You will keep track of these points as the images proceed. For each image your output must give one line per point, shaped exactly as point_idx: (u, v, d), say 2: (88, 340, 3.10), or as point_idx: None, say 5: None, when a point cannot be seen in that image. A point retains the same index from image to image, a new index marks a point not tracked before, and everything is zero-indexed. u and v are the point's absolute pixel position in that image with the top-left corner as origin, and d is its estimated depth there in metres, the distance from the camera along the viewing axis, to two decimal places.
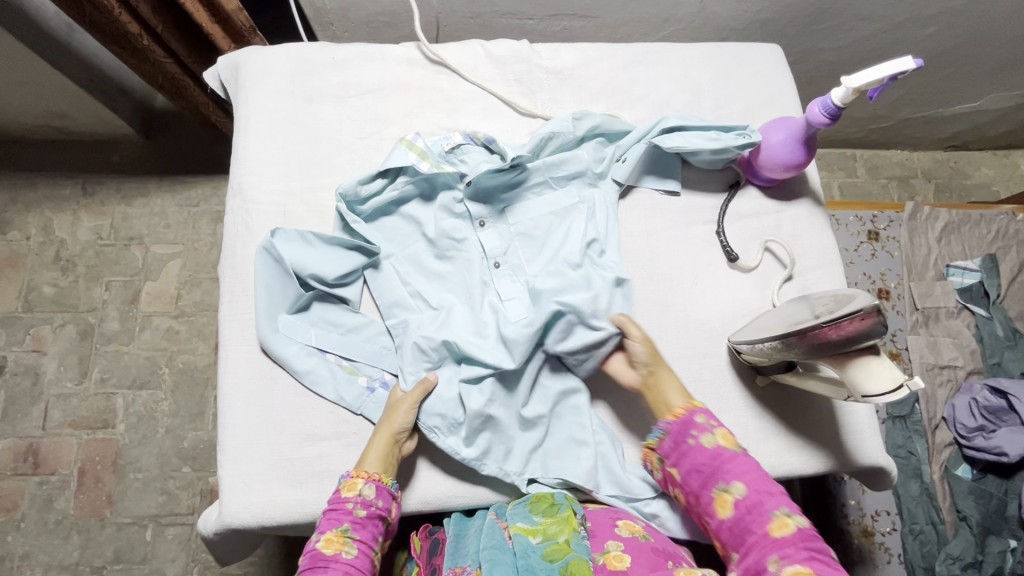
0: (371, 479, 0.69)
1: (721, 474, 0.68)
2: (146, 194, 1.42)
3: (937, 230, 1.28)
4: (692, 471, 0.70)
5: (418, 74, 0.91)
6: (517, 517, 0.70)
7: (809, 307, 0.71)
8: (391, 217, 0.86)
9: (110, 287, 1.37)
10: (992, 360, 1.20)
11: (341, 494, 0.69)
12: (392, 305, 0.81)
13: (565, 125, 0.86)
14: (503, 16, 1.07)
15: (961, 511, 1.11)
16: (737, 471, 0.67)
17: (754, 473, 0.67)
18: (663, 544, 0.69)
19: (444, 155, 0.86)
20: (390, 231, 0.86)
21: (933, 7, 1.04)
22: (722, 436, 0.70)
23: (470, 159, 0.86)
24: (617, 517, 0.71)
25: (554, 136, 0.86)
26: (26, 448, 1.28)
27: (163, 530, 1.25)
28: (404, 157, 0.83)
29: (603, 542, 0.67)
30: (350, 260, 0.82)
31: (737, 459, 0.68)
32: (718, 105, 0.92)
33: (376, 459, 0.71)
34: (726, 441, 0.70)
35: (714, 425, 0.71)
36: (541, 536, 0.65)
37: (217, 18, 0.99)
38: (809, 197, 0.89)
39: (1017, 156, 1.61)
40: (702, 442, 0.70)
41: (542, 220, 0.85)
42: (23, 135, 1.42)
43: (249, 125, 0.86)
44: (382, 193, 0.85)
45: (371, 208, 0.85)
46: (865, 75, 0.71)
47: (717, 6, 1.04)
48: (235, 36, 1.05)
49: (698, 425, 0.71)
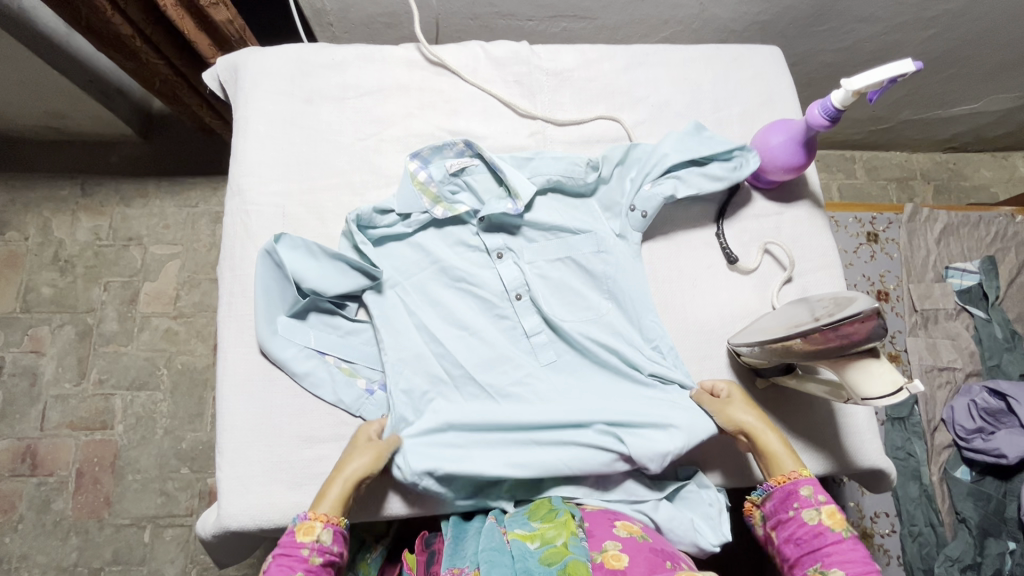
0: (328, 524, 0.67)
1: (821, 555, 0.65)
2: (145, 194, 1.42)
3: (936, 231, 1.28)
4: (790, 541, 0.68)
5: (418, 76, 0.91)
6: (515, 524, 0.70)
7: (809, 310, 0.70)
8: (401, 246, 0.85)
9: (108, 288, 1.37)
10: (991, 362, 1.20)
11: (295, 538, 0.66)
12: (403, 337, 0.80)
13: (578, 170, 0.85)
14: (503, 17, 1.07)
15: (960, 513, 1.11)
16: (839, 556, 0.64)
17: (861, 563, 0.63)
18: (663, 545, 0.68)
19: (448, 176, 0.85)
20: (400, 260, 0.84)
21: (932, 9, 1.04)
22: (829, 514, 0.67)
23: (475, 183, 0.86)
24: (616, 519, 0.71)
25: (564, 180, 0.86)
26: (24, 448, 1.28)
27: (161, 531, 1.25)
28: (418, 201, 0.83)
29: (601, 542, 0.66)
30: (353, 282, 0.81)
31: (842, 543, 0.64)
32: (718, 107, 0.92)
33: (335, 502, 0.68)
34: (834, 521, 0.66)
35: (822, 500, 0.67)
36: (539, 540, 0.65)
37: (204, 23, 0.99)
38: (808, 199, 0.89)
39: (1016, 158, 1.62)
40: (803, 517, 0.68)
41: (557, 256, 0.85)
42: (22, 135, 1.41)
43: (249, 126, 0.86)
44: (394, 229, 0.84)
45: (380, 236, 0.84)
46: (865, 78, 0.71)
47: (717, 7, 1.04)
48: (223, 44, 1.05)
49: (802, 499, 0.68)
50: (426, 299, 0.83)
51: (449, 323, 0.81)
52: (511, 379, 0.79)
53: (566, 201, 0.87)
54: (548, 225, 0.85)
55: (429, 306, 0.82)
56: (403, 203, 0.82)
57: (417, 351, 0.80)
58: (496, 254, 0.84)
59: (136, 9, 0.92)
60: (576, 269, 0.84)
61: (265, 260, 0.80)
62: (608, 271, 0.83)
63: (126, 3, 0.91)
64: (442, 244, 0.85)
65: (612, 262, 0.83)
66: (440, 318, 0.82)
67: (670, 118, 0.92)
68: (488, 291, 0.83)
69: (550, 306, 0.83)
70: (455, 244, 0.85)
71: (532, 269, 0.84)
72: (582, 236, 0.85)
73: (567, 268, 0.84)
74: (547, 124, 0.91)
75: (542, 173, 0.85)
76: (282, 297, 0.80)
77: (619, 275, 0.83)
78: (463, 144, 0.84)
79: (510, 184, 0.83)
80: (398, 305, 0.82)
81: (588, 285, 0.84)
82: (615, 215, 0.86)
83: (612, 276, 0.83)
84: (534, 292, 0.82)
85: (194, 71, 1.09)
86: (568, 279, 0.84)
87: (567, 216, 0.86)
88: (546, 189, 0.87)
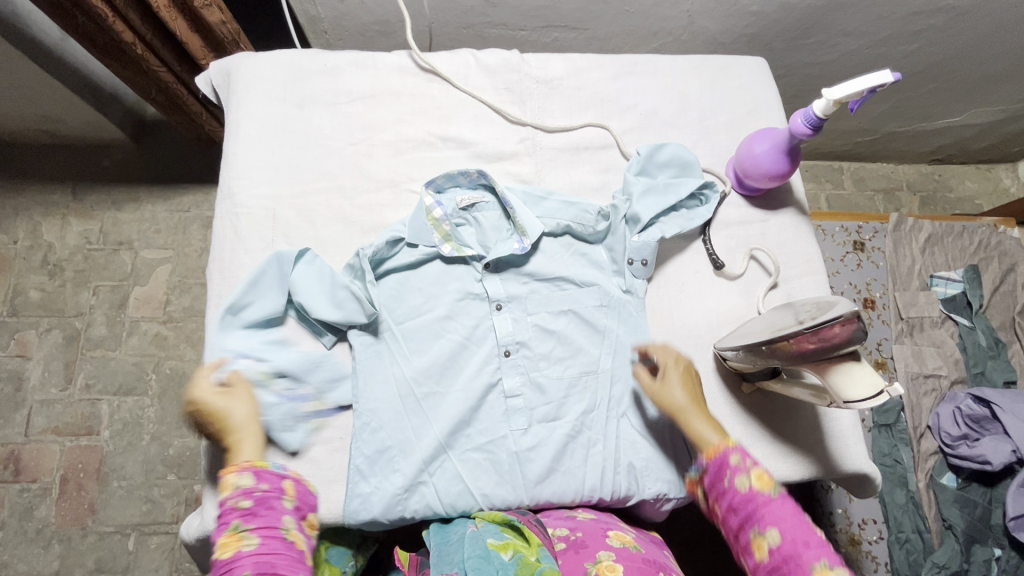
0: (244, 469, 0.66)
1: (756, 518, 0.62)
2: (136, 199, 1.42)
3: (921, 240, 1.31)
4: (729, 511, 0.65)
5: (410, 82, 0.92)
6: (487, 534, 0.67)
7: (793, 314, 0.71)
8: (404, 280, 0.83)
9: (98, 292, 1.36)
10: (975, 370, 1.22)
11: (220, 498, 0.65)
12: (382, 381, 0.78)
13: (589, 213, 0.86)
14: (495, 27, 1.09)
15: (946, 519, 1.12)
16: (772, 516, 0.61)
17: (793, 518, 0.61)
18: (655, 555, 0.66)
19: (458, 210, 0.87)
20: (401, 304, 0.82)
21: (915, 24, 1.07)
22: (758, 477, 0.64)
23: (483, 219, 0.88)
24: (608, 528, 0.69)
25: (576, 222, 0.86)
26: (7, 454, 1.26)
27: (146, 539, 1.23)
28: (429, 236, 0.83)
29: (594, 553, 0.64)
30: (345, 315, 0.78)
31: (773, 503, 0.62)
32: (704, 116, 0.94)
33: (253, 449, 0.69)
34: (762, 483, 0.64)
35: (749, 464, 0.65)
36: (512, 550, 0.63)
37: (197, 25, 0.99)
38: (793, 207, 0.90)
39: (1000, 171, 1.65)
40: (736, 484, 0.65)
41: (558, 316, 0.83)
42: (10, 139, 1.41)
43: (240, 130, 0.87)
44: (399, 258, 0.83)
45: (387, 268, 0.83)
46: (845, 88, 0.72)
47: (706, 20, 1.06)
48: (216, 46, 1.04)
49: (732, 467, 0.66)
50: (413, 344, 0.80)
51: (427, 373, 0.79)
52: (482, 435, 0.78)
53: (576, 248, 0.87)
54: (550, 275, 0.84)
55: (413, 348, 0.80)
56: (413, 234, 0.82)
57: (388, 399, 0.78)
58: (496, 304, 0.82)
59: (136, 14, 0.94)
60: (579, 322, 0.83)
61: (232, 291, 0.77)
62: (612, 328, 0.82)
63: (127, 10, 0.92)
64: (444, 282, 0.84)
65: (615, 318, 0.83)
66: (422, 361, 0.79)
67: (658, 126, 0.93)
68: (479, 340, 0.81)
69: (539, 363, 0.81)
70: (457, 288, 0.83)
71: (531, 318, 0.83)
72: (586, 290, 0.84)
73: (570, 321, 0.83)
74: (537, 131, 0.92)
75: (554, 217, 0.86)
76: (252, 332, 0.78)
77: (620, 334, 0.82)
78: (477, 173, 0.85)
79: (519, 222, 0.84)
80: (383, 347, 0.80)
81: (587, 342, 0.82)
82: (621, 270, 0.86)
83: (614, 331, 0.82)
84: (526, 348, 0.81)
85: (191, 75, 1.11)
86: (568, 332, 0.82)
87: (573, 267, 0.86)
88: (558, 233, 0.87)
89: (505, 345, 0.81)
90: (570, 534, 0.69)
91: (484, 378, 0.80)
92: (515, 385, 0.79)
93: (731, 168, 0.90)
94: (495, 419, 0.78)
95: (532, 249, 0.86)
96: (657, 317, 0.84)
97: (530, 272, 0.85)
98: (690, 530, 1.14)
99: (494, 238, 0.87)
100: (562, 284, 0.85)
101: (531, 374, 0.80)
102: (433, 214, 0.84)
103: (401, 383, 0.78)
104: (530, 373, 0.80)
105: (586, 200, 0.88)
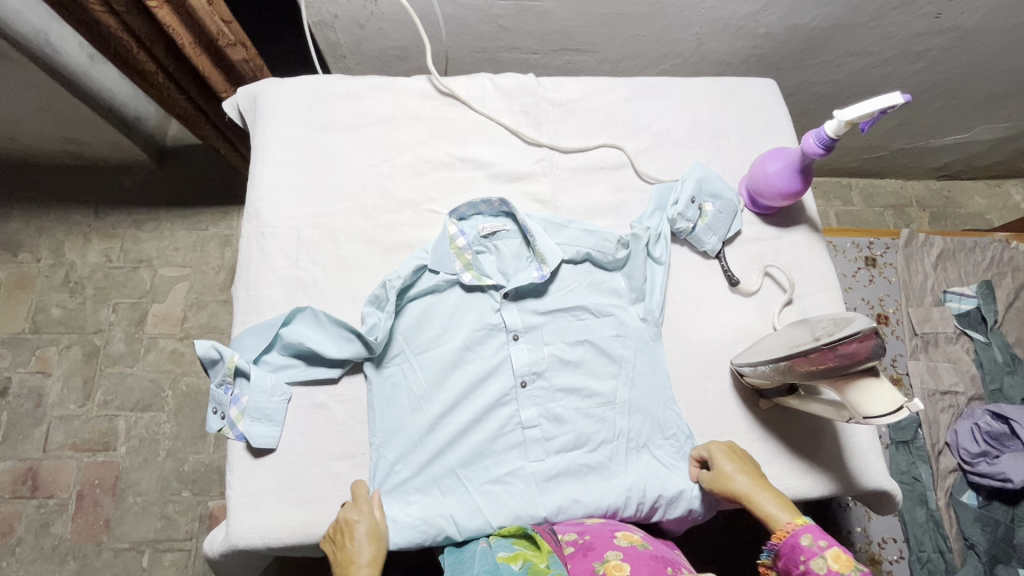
0: None
1: None
2: (157, 219, 1.46)
3: (932, 256, 1.31)
4: None
5: (429, 106, 0.95)
6: (497, 549, 0.68)
7: (810, 330, 0.72)
8: (427, 306, 0.85)
9: (117, 309, 1.39)
10: (992, 386, 1.21)
11: None
12: (400, 410, 0.80)
13: (607, 245, 0.87)
14: (509, 51, 1.12)
15: (968, 539, 1.10)
16: None
17: None
18: (664, 552, 0.66)
19: (480, 237, 0.90)
20: (421, 334, 0.83)
21: (920, 44, 1.09)
22: (835, 558, 0.62)
23: (504, 247, 0.91)
24: (615, 529, 0.70)
25: (593, 252, 0.88)
26: (26, 470, 1.28)
27: (159, 556, 1.23)
28: (451, 264, 0.85)
29: (602, 553, 0.65)
30: (355, 348, 0.79)
31: None
32: (716, 136, 0.96)
33: None
34: (840, 564, 0.61)
35: (823, 546, 0.63)
36: (521, 560, 0.64)
37: (221, 62, 1.01)
38: (807, 224, 0.92)
39: (1009, 186, 1.66)
40: (812, 569, 0.62)
41: (576, 346, 0.84)
42: (36, 160, 1.46)
43: (267, 152, 0.90)
44: (423, 283, 0.85)
45: (411, 296, 0.85)
46: (856, 109, 0.74)
47: (715, 42, 1.09)
48: (237, 79, 1.07)
49: (806, 550, 0.63)
50: (432, 375, 0.81)
51: (446, 405, 0.80)
52: (501, 466, 0.78)
53: (594, 276, 0.88)
54: (566, 304, 0.86)
55: (431, 380, 0.81)
56: (436, 262, 0.84)
57: (408, 430, 0.79)
58: (513, 334, 0.84)
59: (162, 48, 0.96)
60: (596, 352, 0.84)
61: (216, 351, 0.78)
62: (628, 357, 0.83)
63: (152, 42, 0.94)
64: (462, 313, 0.85)
65: (631, 347, 0.84)
66: (441, 394, 0.81)
67: (671, 146, 0.95)
68: (495, 372, 0.83)
69: (556, 395, 0.82)
70: (476, 318, 0.85)
71: (549, 349, 0.84)
72: (602, 319, 0.85)
73: (587, 351, 0.84)
74: (553, 151, 0.94)
75: (574, 246, 0.88)
76: (253, 384, 0.78)
77: (638, 362, 0.83)
78: (499, 202, 0.87)
79: (539, 250, 0.86)
80: (401, 376, 0.81)
81: (605, 373, 0.83)
82: (640, 297, 0.86)
83: (631, 361, 0.83)
84: (543, 379, 0.82)
85: (209, 103, 1.12)
86: (585, 362, 0.83)
87: (589, 296, 0.87)
88: (578, 261, 0.89)
89: (521, 376, 0.82)
90: (579, 538, 0.70)
91: (499, 410, 0.81)
92: (532, 416, 0.80)
93: (745, 188, 0.92)
94: (511, 451, 0.79)
95: (551, 276, 0.88)
96: (674, 335, 0.85)
97: (546, 303, 0.86)
98: (707, 549, 1.13)
99: (514, 266, 0.90)
100: (579, 314, 0.86)
101: (548, 406, 0.81)
102: (458, 243, 0.86)
103: (418, 415, 0.80)
104: (548, 405, 0.81)
105: (603, 229, 0.90)
